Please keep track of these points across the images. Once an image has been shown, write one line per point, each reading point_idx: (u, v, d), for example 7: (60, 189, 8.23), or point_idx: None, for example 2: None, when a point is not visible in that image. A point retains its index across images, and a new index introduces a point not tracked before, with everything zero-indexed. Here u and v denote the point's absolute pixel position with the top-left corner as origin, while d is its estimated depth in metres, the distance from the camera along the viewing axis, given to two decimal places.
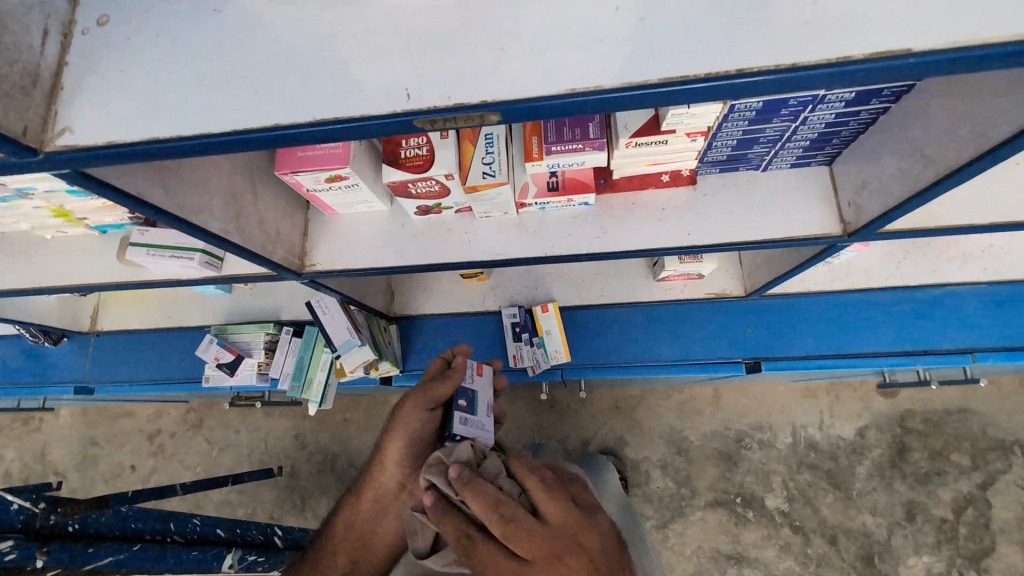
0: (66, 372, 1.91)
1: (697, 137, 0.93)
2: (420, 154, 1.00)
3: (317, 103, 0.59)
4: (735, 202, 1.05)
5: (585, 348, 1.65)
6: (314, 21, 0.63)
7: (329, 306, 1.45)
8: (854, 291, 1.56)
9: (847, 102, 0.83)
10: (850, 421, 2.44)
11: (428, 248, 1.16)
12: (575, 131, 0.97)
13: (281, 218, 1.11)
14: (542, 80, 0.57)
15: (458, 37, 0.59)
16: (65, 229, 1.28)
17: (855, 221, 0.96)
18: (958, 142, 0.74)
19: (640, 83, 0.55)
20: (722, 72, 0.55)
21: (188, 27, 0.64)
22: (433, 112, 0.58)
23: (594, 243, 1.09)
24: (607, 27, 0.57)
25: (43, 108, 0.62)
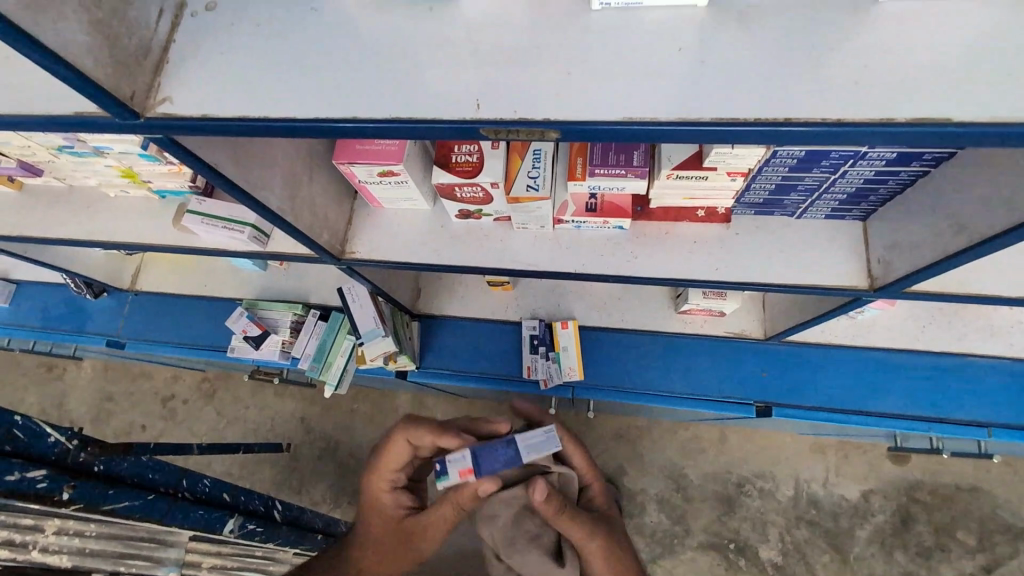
0: (101, 325, 2.01)
1: (738, 177, 0.96)
2: (469, 161, 1.06)
3: (391, 102, 0.65)
4: (765, 245, 1.08)
5: (598, 370, 1.67)
6: (400, 29, 0.68)
7: (359, 295, 1.50)
8: (874, 349, 1.55)
9: (888, 161, 0.86)
10: (856, 483, 2.40)
11: (464, 250, 1.21)
12: (619, 157, 1.02)
13: (331, 204, 1.17)
14: (604, 107, 0.61)
15: (531, 60, 0.64)
16: (128, 190, 1.37)
17: (882, 276, 0.99)
18: (993, 212, 0.76)
19: (694, 121, 0.60)
20: (770, 119, 0.59)
21: (288, 24, 0.71)
22: (499, 123, 0.63)
23: (624, 267, 1.13)
24: (667, 66, 0.62)
25: (149, 77, 0.69)
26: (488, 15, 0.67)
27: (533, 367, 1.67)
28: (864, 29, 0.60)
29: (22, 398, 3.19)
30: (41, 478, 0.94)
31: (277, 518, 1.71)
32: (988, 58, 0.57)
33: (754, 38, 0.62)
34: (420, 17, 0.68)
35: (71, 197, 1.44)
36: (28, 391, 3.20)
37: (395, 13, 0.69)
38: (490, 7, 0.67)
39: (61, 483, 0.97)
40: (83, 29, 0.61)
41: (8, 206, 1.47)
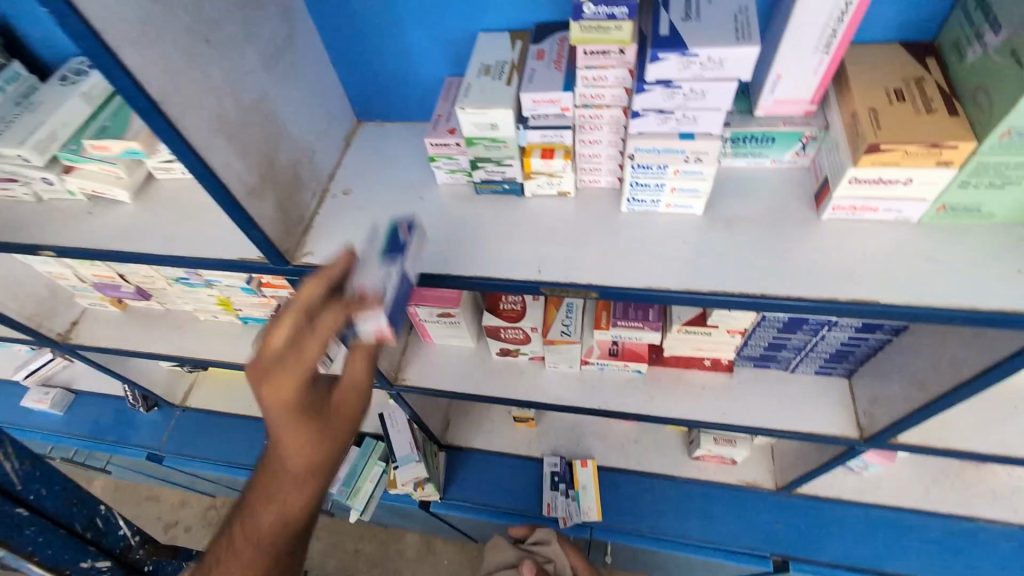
0: (144, 438, 2.13)
1: (736, 334, 1.16)
2: (513, 309, 1.28)
3: (473, 265, 0.90)
4: (765, 394, 1.25)
5: (615, 512, 1.72)
6: (482, 214, 0.95)
7: (398, 419, 1.64)
8: (886, 507, 1.59)
9: (857, 328, 1.06)
10: None
11: (501, 383, 1.39)
12: (637, 312, 1.24)
13: (392, 337, 1.39)
14: (630, 277, 0.84)
15: (576, 240, 0.90)
16: (218, 315, 1.62)
17: (869, 427, 1.14)
18: (943, 374, 0.94)
19: (695, 291, 0.81)
20: (752, 292, 0.80)
21: (402, 207, 0.99)
22: (553, 284, 0.86)
23: (642, 407, 1.30)
24: (675, 252, 0.86)
25: (299, 238, 0.96)
26: (546, 207, 0.94)
27: (553, 506, 1.71)
28: (817, 234, 0.83)
29: None
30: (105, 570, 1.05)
31: None
32: (910, 257, 0.79)
33: (739, 235, 0.86)
34: (497, 206, 0.96)
35: (167, 318, 1.69)
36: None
37: (478, 203, 0.97)
38: (547, 203, 0.94)
39: None
40: (271, 206, 0.88)
41: (110, 323, 1.72)
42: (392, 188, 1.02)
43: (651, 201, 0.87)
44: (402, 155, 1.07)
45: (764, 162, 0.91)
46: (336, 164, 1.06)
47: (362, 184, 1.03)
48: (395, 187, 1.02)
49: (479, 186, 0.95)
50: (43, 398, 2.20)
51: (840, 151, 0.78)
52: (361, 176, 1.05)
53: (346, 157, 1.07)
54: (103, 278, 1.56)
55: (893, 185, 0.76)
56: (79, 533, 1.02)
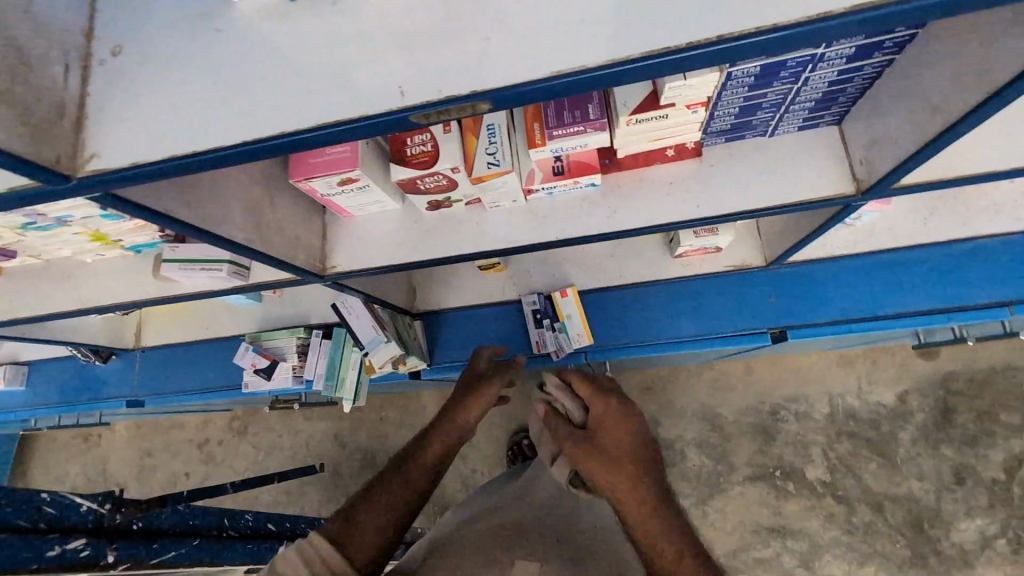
0: (118, 388, 2.04)
1: (698, 108, 0.93)
2: (424, 151, 1.02)
3: (317, 108, 0.61)
4: (743, 171, 1.05)
5: (606, 331, 1.66)
6: (308, 31, 0.64)
7: (353, 305, 1.52)
8: (881, 252, 1.52)
9: (847, 58, 0.82)
10: (888, 386, 2.39)
11: (443, 240, 1.19)
12: (574, 113, 0.98)
13: (300, 224, 1.15)
14: (531, 66, 0.56)
15: (446, 29, 0.60)
16: (103, 252, 1.36)
17: (868, 178, 0.96)
18: (963, 86, 0.72)
19: (628, 59, 0.54)
20: (708, 38, 0.53)
21: (197, 51, 0.66)
22: (426, 106, 0.58)
23: (605, 225, 1.11)
24: (591, 7, 0.56)
25: (72, 137, 0.66)
26: None
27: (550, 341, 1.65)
28: None
29: (67, 472, 3.31)
30: (82, 546, 0.97)
31: None
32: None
33: None
34: (323, 15, 0.64)
35: (49, 271, 1.43)
36: (71, 462, 3.30)
37: (297, 17, 0.64)
38: None
39: (102, 546, 1.01)
40: None
41: None
42: (174, 24, 0.68)
43: None
44: None
45: None
46: (89, 12, 0.70)
47: (132, 33, 0.69)
48: (178, 22, 0.68)
49: None
50: None
51: None
52: (124, 19, 0.69)
53: None
54: None
55: None
56: (28, 528, 0.91)
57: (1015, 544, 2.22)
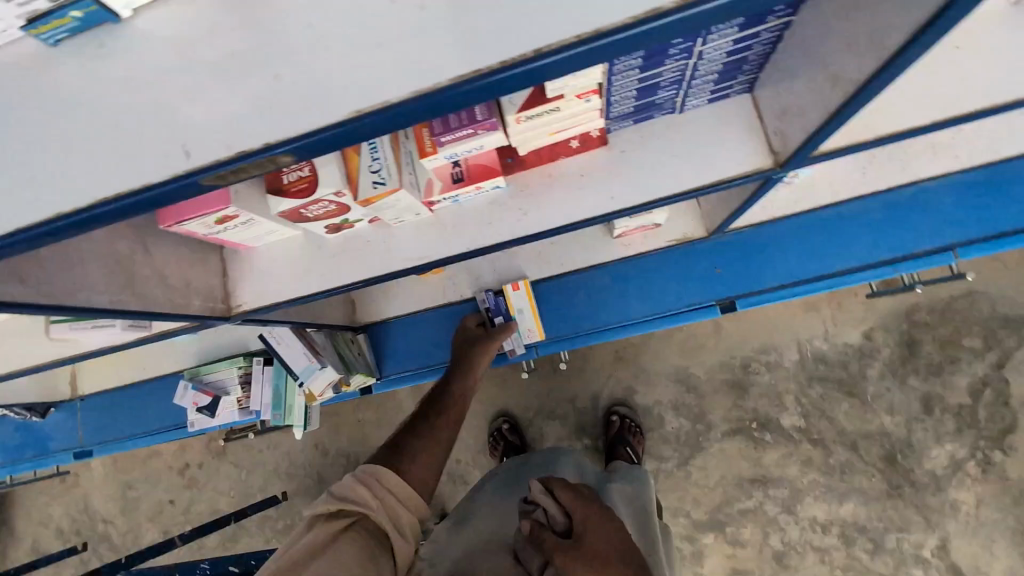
0: (63, 441, 1.94)
1: (591, 96, 0.83)
2: (302, 177, 0.91)
3: (93, 179, 0.50)
4: (657, 153, 0.97)
5: (555, 321, 1.61)
6: (76, 81, 0.52)
7: (282, 335, 1.42)
8: (825, 209, 1.47)
9: (740, 26, 0.73)
10: (854, 326, 2.38)
11: (354, 263, 1.10)
12: (460, 116, 0.87)
13: (190, 267, 1.05)
14: (327, 107, 0.47)
15: (230, 64, 0.49)
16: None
17: (782, 149, 0.89)
18: (858, 51, 0.64)
19: (434, 88, 0.46)
20: (522, 55, 0.45)
21: None
22: (212, 167, 0.48)
23: (517, 229, 1.03)
24: (391, 30, 0.47)
25: None
26: (174, 27, 0.51)
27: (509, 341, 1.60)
28: None
29: (50, 514, 3.24)
30: None
31: None
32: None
33: None
34: (90, 60, 0.52)
35: None
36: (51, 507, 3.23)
37: (60, 64, 0.52)
38: (171, 16, 0.51)
39: None
40: None
41: None
42: None
43: None
44: None
45: None
46: None
47: None
48: None
49: (36, 31, 0.50)
50: None
51: None
52: None
53: None
54: None
55: None
56: None
57: (985, 464, 2.27)
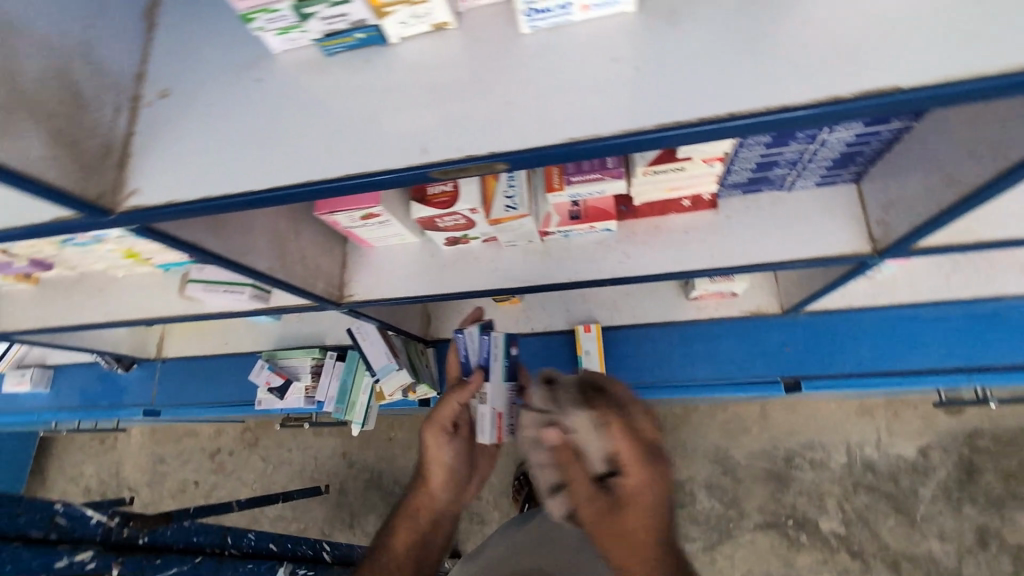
0: (136, 396, 2.09)
1: (715, 163, 0.94)
2: (445, 191, 1.04)
3: (344, 159, 0.65)
4: (759, 223, 1.06)
5: (619, 369, 1.65)
6: (343, 86, 0.68)
7: (369, 332, 1.53)
8: (903, 306, 1.49)
9: (864, 123, 0.83)
10: (909, 440, 2.31)
11: (461, 276, 1.21)
12: (592, 162, 1.00)
13: (322, 254, 1.19)
14: (549, 132, 0.59)
15: (469, 89, 0.63)
16: (134, 269, 1.41)
17: (884, 238, 0.96)
18: (979, 160, 0.73)
19: (640, 130, 0.56)
20: (717, 115, 0.55)
21: (238, 99, 0.71)
22: (447, 163, 0.61)
23: (618, 269, 1.12)
24: (609, 79, 0.59)
25: (115, 174, 0.70)
26: (426, 56, 0.66)
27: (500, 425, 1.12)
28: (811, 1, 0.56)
29: (81, 472, 3.36)
30: (90, 559, 0.99)
31: (327, 558, 1.69)
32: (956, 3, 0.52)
33: (696, 30, 0.58)
34: (356, 70, 0.68)
35: (82, 284, 1.49)
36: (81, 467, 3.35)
37: (330, 71, 0.69)
38: (425, 47, 0.66)
39: (109, 559, 1.02)
40: (41, 142, 0.62)
41: (27, 302, 1.52)
42: (222, 74, 0.73)
43: (559, 6, 0.58)
44: (226, 26, 0.76)
45: None
46: (143, 58, 0.76)
47: (180, 78, 0.74)
48: (224, 72, 0.73)
49: (325, 44, 0.67)
50: (23, 380, 2.13)
51: None
52: (176, 66, 0.75)
53: (152, 43, 0.77)
54: None
55: None
56: (42, 537, 0.96)
57: None
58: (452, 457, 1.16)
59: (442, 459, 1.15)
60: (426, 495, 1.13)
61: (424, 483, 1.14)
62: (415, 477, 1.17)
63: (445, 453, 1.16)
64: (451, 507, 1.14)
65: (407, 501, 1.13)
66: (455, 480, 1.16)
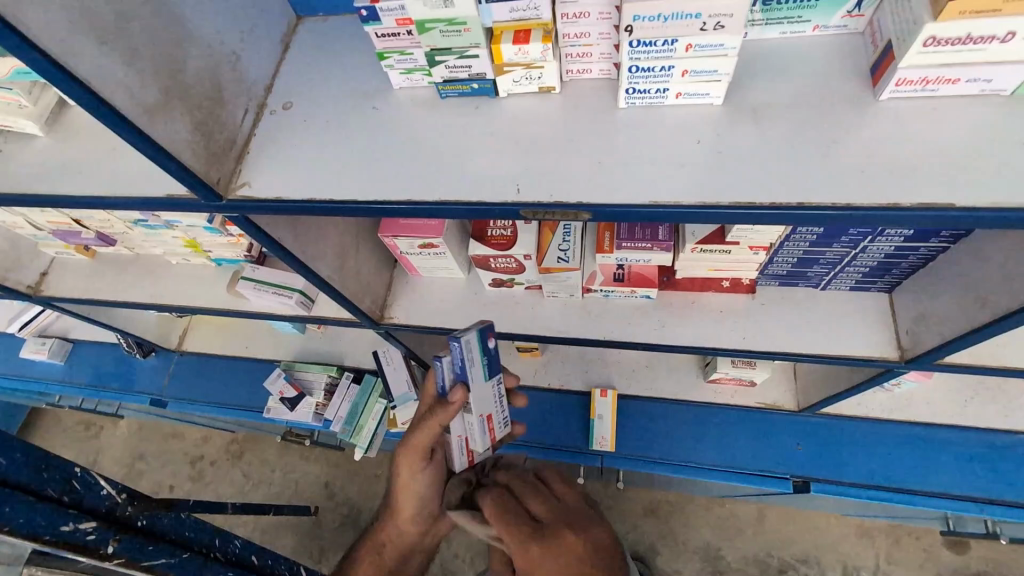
0: (149, 384, 2.11)
1: (760, 251, 1.01)
2: (503, 235, 1.11)
3: (442, 187, 0.72)
4: (792, 314, 1.11)
5: (628, 440, 1.65)
6: (450, 125, 0.77)
7: (393, 358, 1.56)
8: (918, 424, 1.50)
9: (906, 237, 0.90)
10: (909, 572, 2.20)
11: (499, 317, 1.26)
12: (645, 232, 1.06)
13: (373, 273, 1.25)
14: (632, 193, 0.66)
15: (563, 148, 0.71)
16: (190, 258, 1.48)
17: (912, 348, 1.00)
18: (1014, 287, 0.78)
19: (715, 204, 0.63)
20: (786, 203, 0.62)
21: (353, 121, 0.80)
22: (538, 205, 0.68)
23: (652, 336, 1.17)
24: (692, 158, 0.67)
25: (232, 166, 0.78)
26: (528, 112, 0.75)
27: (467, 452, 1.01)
28: (877, 120, 0.64)
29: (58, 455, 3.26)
30: (91, 530, 0.97)
31: None
32: (1004, 142, 0.60)
33: (772, 130, 0.66)
34: (465, 114, 0.77)
35: (136, 264, 1.56)
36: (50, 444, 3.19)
37: (442, 110, 0.78)
38: (528, 105, 0.75)
39: (108, 535, 1.00)
40: (184, 127, 0.71)
41: (79, 272, 1.59)
42: (341, 96, 0.82)
43: (657, 90, 0.67)
44: (349, 57, 0.86)
45: (804, 28, 0.70)
46: (273, 72, 0.86)
47: (303, 94, 0.83)
48: (343, 95, 0.82)
49: (443, 87, 0.76)
50: (41, 349, 2.14)
51: (912, 3, 0.58)
52: (301, 84, 0.85)
53: (284, 61, 0.87)
54: (59, 224, 1.38)
55: (982, 47, 0.57)
56: (55, 498, 0.94)
57: None
58: (427, 485, 1.09)
59: (415, 493, 1.11)
60: (392, 528, 1.19)
61: (393, 517, 1.17)
62: (387, 505, 1.20)
63: (418, 478, 1.09)
64: (421, 536, 1.19)
65: (375, 534, 1.22)
66: (425, 513, 1.15)
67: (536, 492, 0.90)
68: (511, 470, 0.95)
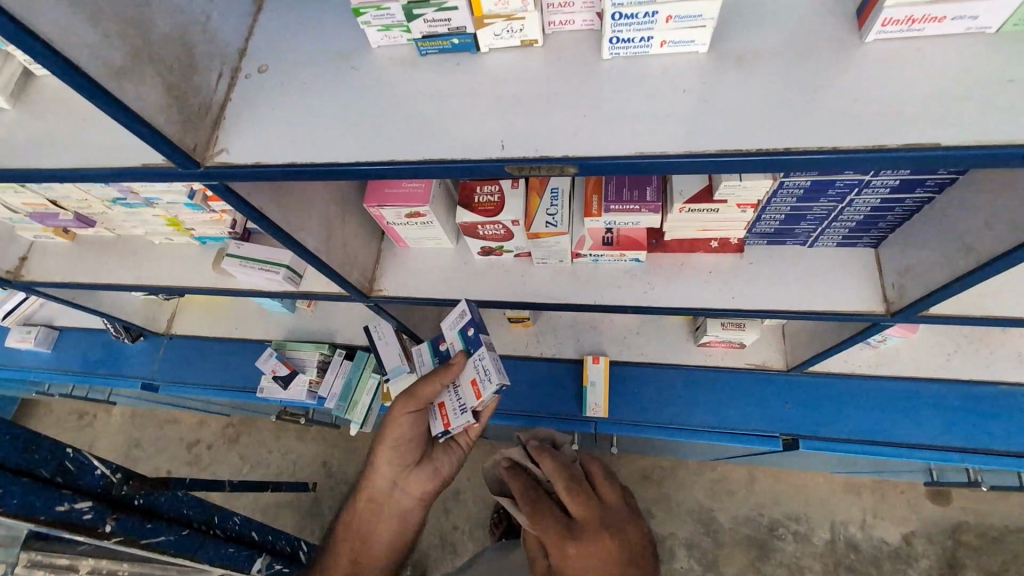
0: (139, 368, 2.09)
1: (748, 209, 1.00)
2: (491, 201, 1.10)
3: (423, 146, 0.71)
4: (780, 273, 1.12)
5: (620, 405, 1.67)
6: (432, 83, 0.75)
7: (385, 333, 1.55)
8: (904, 379, 1.53)
9: (892, 188, 0.90)
10: (895, 525, 2.28)
11: (488, 285, 1.26)
12: (632, 194, 1.05)
13: (360, 245, 1.24)
14: (618, 144, 0.65)
15: (547, 103, 0.70)
16: (173, 237, 1.46)
17: (898, 301, 1.01)
18: (998, 232, 0.79)
19: (702, 153, 0.63)
20: (771, 149, 0.61)
21: (330, 82, 0.78)
22: (522, 160, 0.67)
23: (641, 298, 1.17)
24: (678, 107, 0.66)
25: (208, 132, 0.76)
26: (510, 67, 0.73)
27: (446, 414, 1.21)
28: (862, 63, 0.63)
29: None
30: (87, 509, 0.97)
31: (303, 560, 1.64)
32: (987, 82, 0.60)
33: (758, 76, 0.65)
34: (446, 71, 0.75)
35: (119, 244, 1.54)
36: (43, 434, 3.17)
37: (422, 68, 0.76)
38: (510, 60, 0.74)
39: (104, 514, 0.99)
40: (155, 90, 0.68)
41: (59, 255, 1.55)
42: (318, 58, 0.80)
43: (640, 39, 0.66)
44: (324, 17, 0.83)
45: None
46: (246, 34, 0.83)
47: (278, 56, 0.81)
48: (320, 56, 0.80)
49: (421, 44, 0.74)
50: (27, 337, 2.11)
51: None
52: (276, 46, 0.82)
53: (257, 22, 0.84)
54: (34, 205, 1.34)
55: None
56: (48, 479, 0.93)
57: None
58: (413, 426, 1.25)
59: (401, 443, 1.29)
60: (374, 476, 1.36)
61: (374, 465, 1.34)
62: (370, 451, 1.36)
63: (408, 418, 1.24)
64: (396, 488, 1.34)
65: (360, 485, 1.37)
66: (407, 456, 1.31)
67: (576, 488, 0.94)
68: (554, 457, 0.98)
